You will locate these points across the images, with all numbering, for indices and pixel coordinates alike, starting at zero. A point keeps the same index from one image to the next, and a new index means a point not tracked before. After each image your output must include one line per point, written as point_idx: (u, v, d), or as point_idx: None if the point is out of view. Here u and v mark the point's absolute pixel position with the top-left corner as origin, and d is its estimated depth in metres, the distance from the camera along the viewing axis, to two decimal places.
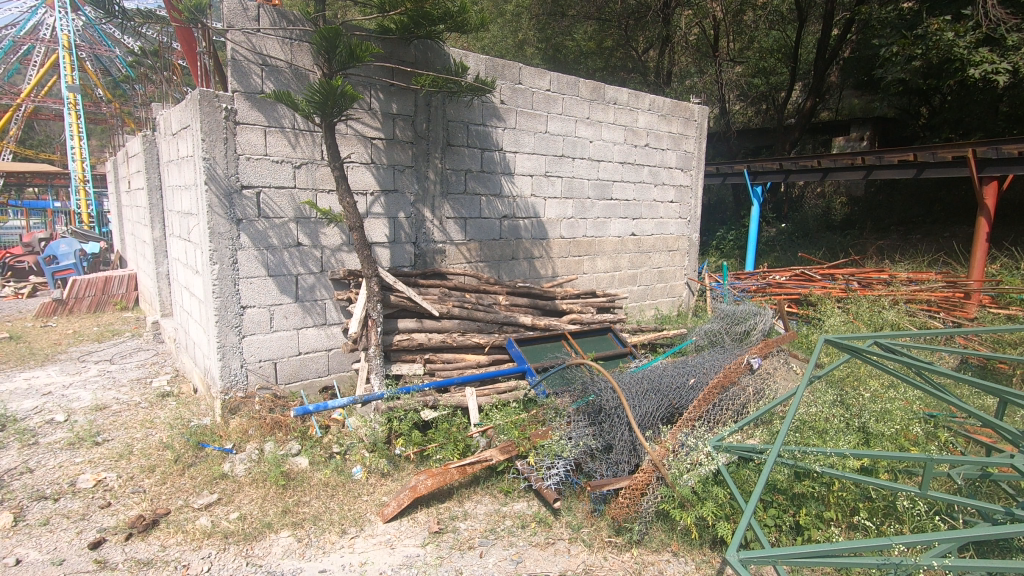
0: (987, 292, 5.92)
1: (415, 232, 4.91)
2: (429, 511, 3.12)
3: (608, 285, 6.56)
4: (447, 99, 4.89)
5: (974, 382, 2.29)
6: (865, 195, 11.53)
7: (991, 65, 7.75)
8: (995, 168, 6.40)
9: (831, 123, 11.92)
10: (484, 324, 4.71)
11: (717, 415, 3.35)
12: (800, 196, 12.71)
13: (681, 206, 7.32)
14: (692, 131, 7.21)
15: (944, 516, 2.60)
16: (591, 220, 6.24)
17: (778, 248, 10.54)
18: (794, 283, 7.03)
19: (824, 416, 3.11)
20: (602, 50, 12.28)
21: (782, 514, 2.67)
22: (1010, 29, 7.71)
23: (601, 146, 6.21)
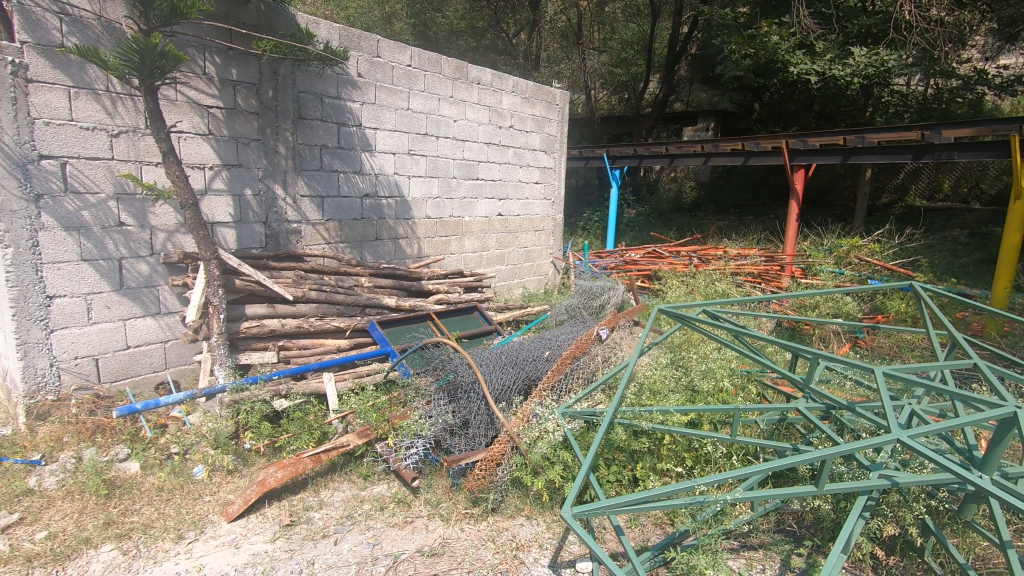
0: (798, 265, 6.90)
1: (266, 211, 4.55)
2: (280, 505, 2.96)
3: (475, 265, 6.64)
4: (296, 68, 4.57)
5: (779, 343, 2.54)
6: (708, 180, 12.82)
7: (805, 67, 8.87)
8: (804, 158, 7.43)
9: (681, 113, 13.06)
10: (344, 307, 4.55)
11: (568, 384, 3.59)
12: (656, 180, 13.79)
13: (546, 188, 7.55)
14: (554, 116, 7.46)
15: (751, 457, 3.03)
16: (457, 200, 6.24)
17: (635, 229, 11.37)
18: (646, 260, 7.68)
19: (659, 378, 3.48)
20: (473, 30, 12.27)
21: (622, 469, 2.99)
22: (817, 36, 8.81)
23: (466, 126, 6.21)
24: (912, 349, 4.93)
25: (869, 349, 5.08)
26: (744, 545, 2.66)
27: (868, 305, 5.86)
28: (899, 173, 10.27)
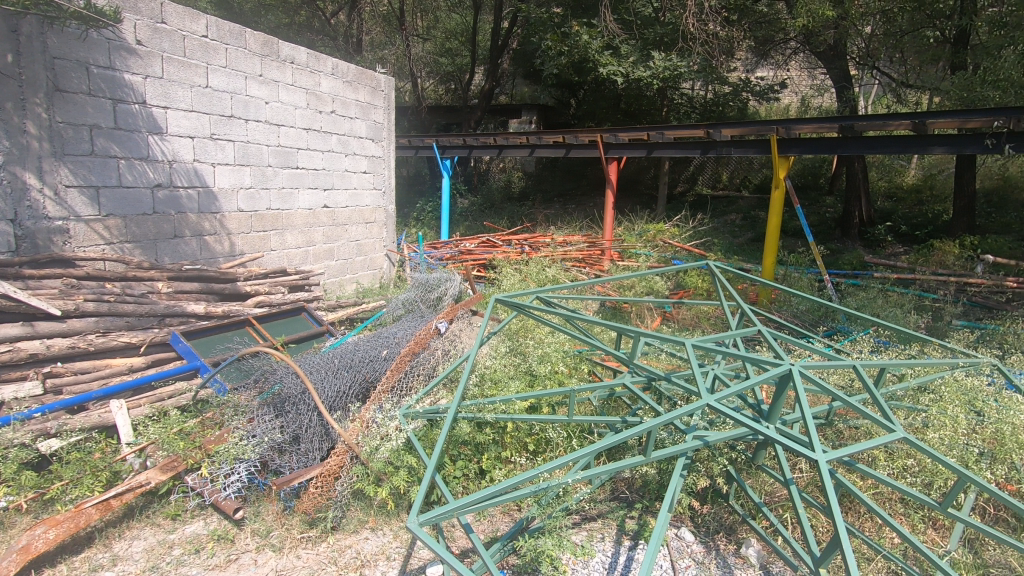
0: (615, 249, 7.57)
1: (13, 206, 3.63)
2: (54, 572, 2.39)
3: (300, 262, 6.10)
4: (45, 26, 3.69)
5: (608, 324, 2.65)
6: (534, 171, 13.46)
7: (612, 68, 9.70)
8: (616, 151, 8.13)
9: (506, 106, 13.52)
10: (135, 319, 3.85)
11: (409, 382, 3.50)
12: (486, 171, 14.09)
13: (374, 177, 7.19)
14: (380, 103, 7.13)
15: (587, 434, 3.22)
16: (274, 191, 5.65)
17: (468, 218, 11.50)
18: (480, 249, 7.81)
19: (499, 368, 3.54)
20: (284, 5, 11.25)
21: (468, 463, 3.02)
22: (621, 41, 9.75)
23: (279, 108, 5.61)
24: (708, 319, 5.69)
25: (675, 321, 5.76)
26: (585, 518, 2.81)
27: (673, 282, 6.63)
28: (689, 166, 11.84)
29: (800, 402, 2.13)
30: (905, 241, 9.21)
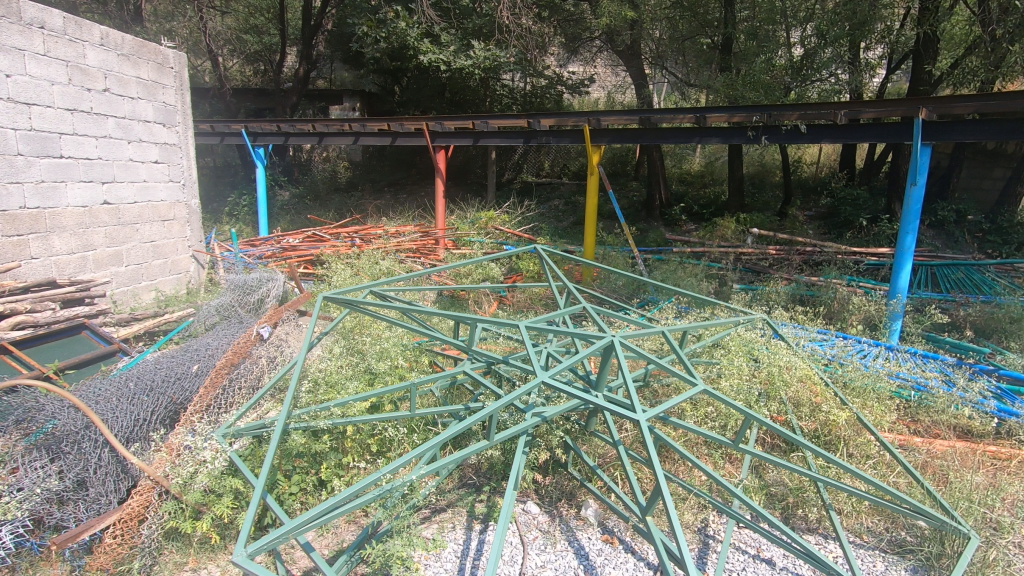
0: (449, 237, 7.60)
1: None
2: None
3: (75, 271, 5.10)
4: None
5: (447, 314, 2.59)
6: (361, 160, 12.91)
7: (434, 56, 9.64)
8: (442, 139, 8.12)
9: (325, 91, 12.73)
10: None
11: (230, 397, 3.14)
12: (308, 160, 13.15)
13: (169, 167, 6.16)
14: (169, 81, 6.08)
15: (431, 426, 3.18)
16: (29, 185, 4.67)
17: (290, 211, 10.63)
18: (306, 244, 7.28)
19: (334, 370, 3.33)
20: None
21: (305, 475, 2.84)
22: (440, 29, 9.71)
23: (28, 84, 4.60)
24: (540, 300, 6.02)
25: (511, 305, 5.98)
26: (434, 511, 2.79)
27: (507, 267, 6.86)
28: (514, 155, 12.34)
29: (622, 370, 2.35)
30: (695, 219, 10.70)
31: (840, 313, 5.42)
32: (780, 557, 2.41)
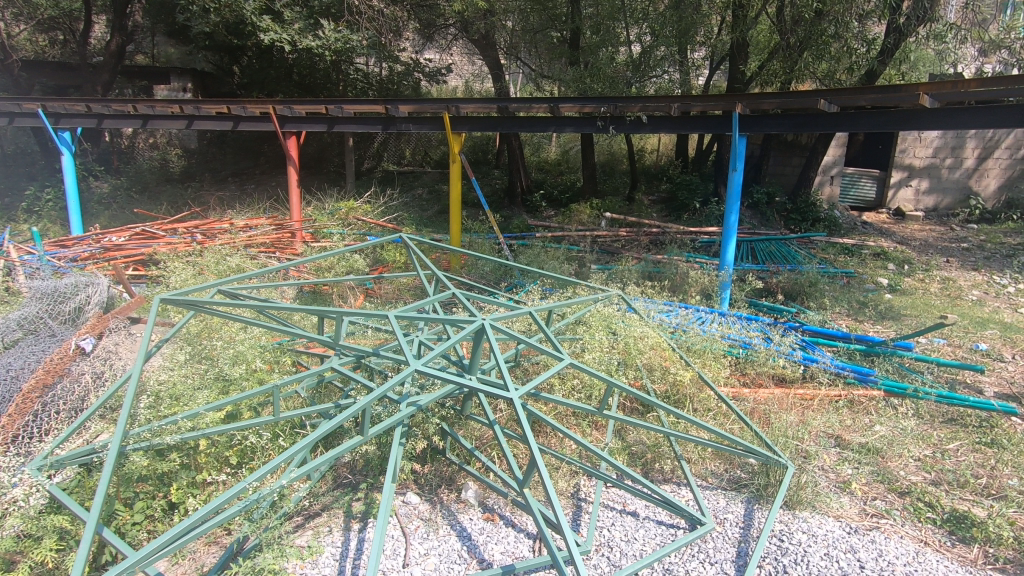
0: (306, 230, 7.16)
1: None
2: None
3: None
4: None
5: (310, 309, 2.43)
6: (198, 148, 11.59)
7: (275, 34, 8.87)
8: (293, 124, 7.57)
9: (147, 69, 11.19)
10: None
11: (43, 427, 2.85)
12: (130, 147, 11.48)
13: None
14: None
15: (299, 429, 2.99)
16: None
17: (111, 205, 9.22)
18: (135, 242, 6.40)
19: (179, 381, 3.00)
20: None
21: (152, 501, 2.55)
22: (283, 5, 8.98)
23: None
24: (408, 291, 5.92)
25: (378, 297, 5.80)
26: (307, 517, 2.66)
27: (372, 259, 6.63)
28: (373, 143, 11.97)
29: (494, 351, 2.41)
30: (554, 206, 11.22)
31: (681, 286, 6.05)
32: (642, 507, 2.65)
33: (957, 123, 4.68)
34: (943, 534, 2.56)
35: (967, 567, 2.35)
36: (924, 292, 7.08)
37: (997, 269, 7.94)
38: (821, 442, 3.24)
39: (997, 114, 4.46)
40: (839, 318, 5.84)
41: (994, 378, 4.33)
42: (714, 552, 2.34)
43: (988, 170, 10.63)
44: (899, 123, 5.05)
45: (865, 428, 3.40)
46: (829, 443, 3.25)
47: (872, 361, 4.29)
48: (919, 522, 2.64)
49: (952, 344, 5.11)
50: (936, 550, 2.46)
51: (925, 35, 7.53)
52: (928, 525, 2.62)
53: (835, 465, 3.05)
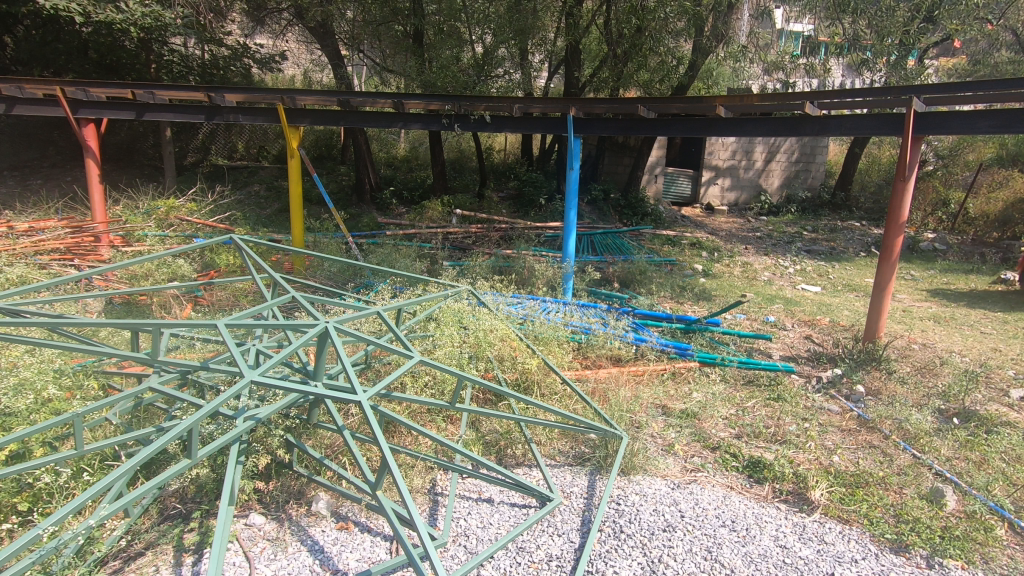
0: (115, 233, 6.22)
1: None
2: None
3: None
4: None
5: (117, 322, 2.13)
6: None
7: (61, 4, 7.56)
8: (89, 111, 6.50)
9: None
10: None
11: None
12: None
13: None
14: None
15: (111, 461, 2.62)
16: None
17: None
18: None
19: None
20: None
21: None
22: None
23: None
24: (245, 296, 5.45)
25: (209, 305, 5.24)
26: (128, 559, 2.33)
27: (199, 263, 5.97)
28: (197, 134, 10.68)
29: (341, 355, 2.33)
30: (405, 203, 11.09)
31: (529, 279, 6.36)
32: (496, 493, 2.75)
33: (745, 131, 5.48)
34: (744, 478, 3.04)
35: (761, 502, 2.80)
36: (729, 275, 8.29)
37: (782, 253, 9.57)
38: (651, 412, 3.65)
39: (773, 125, 5.31)
40: (664, 301, 6.59)
41: (780, 344, 5.23)
42: (562, 524, 2.52)
43: (773, 171, 12.73)
44: (702, 129, 5.81)
45: (685, 396, 3.91)
46: (657, 412, 3.67)
47: (691, 336, 4.92)
48: (727, 470, 3.09)
49: (750, 318, 6.06)
50: (739, 492, 2.90)
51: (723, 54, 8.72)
52: (734, 472, 3.08)
53: (662, 431, 3.45)
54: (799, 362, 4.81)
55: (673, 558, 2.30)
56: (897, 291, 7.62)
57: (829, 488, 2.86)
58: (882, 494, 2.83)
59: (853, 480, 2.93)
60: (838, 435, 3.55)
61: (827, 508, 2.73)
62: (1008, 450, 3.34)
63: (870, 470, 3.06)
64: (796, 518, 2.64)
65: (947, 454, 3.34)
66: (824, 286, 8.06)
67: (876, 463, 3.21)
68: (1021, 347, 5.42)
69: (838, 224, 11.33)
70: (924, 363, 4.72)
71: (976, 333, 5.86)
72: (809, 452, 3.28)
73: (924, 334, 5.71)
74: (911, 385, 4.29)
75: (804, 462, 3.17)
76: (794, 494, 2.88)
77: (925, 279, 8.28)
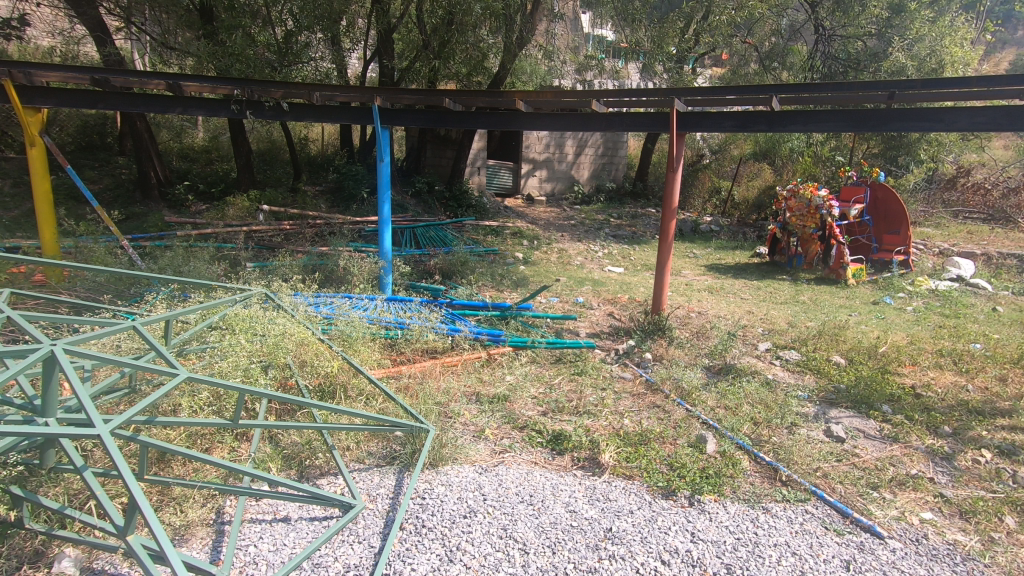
0: None
1: None
2: None
3: None
4: None
5: None
6: None
7: None
8: None
9: None
10: None
11: None
12: None
13: None
14: None
15: None
16: None
17: None
18: None
19: None
20: None
21: None
22: None
23: None
24: None
25: None
26: None
27: None
28: None
29: (74, 384, 1.95)
30: (203, 199, 9.86)
31: (344, 277, 6.05)
32: (294, 510, 2.56)
33: (543, 126, 5.80)
34: (547, 452, 3.22)
35: (559, 472, 3.00)
36: (546, 261, 8.82)
37: (592, 239, 10.44)
38: (463, 400, 3.70)
39: (567, 120, 5.69)
40: (484, 290, 6.76)
41: (586, 322, 5.69)
42: (363, 531, 2.42)
43: (582, 164, 13.81)
44: (505, 124, 6.02)
45: (498, 380, 4.05)
46: (469, 399, 3.74)
47: (505, 322, 5.12)
48: (533, 447, 3.26)
49: (562, 300, 6.51)
50: (542, 466, 3.07)
51: (537, 51, 9.51)
52: (538, 447, 3.26)
53: (474, 418, 3.52)
54: (601, 337, 5.27)
55: (471, 543, 2.35)
56: (682, 267, 8.78)
57: (617, 449, 3.17)
58: (659, 448, 3.21)
59: (637, 439, 3.27)
60: (629, 400, 3.96)
61: (614, 468, 3.02)
62: (755, 394, 4.02)
63: (651, 428, 3.45)
64: (587, 482, 2.88)
65: (712, 404, 3.91)
66: (627, 267, 8.98)
67: (657, 421, 3.63)
68: (767, 308, 6.60)
69: (638, 211, 12.70)
70: (698, 329, 5.49)
71: (738, 299, 6.99)
72: (604, 419, 3.60)
73: (700, 304, 6.65)
74: (687, 348, 4.97)
75: (599, 428, 3.48)
76: (589, 459, 3.14)
77: (703, 256, 9.66)
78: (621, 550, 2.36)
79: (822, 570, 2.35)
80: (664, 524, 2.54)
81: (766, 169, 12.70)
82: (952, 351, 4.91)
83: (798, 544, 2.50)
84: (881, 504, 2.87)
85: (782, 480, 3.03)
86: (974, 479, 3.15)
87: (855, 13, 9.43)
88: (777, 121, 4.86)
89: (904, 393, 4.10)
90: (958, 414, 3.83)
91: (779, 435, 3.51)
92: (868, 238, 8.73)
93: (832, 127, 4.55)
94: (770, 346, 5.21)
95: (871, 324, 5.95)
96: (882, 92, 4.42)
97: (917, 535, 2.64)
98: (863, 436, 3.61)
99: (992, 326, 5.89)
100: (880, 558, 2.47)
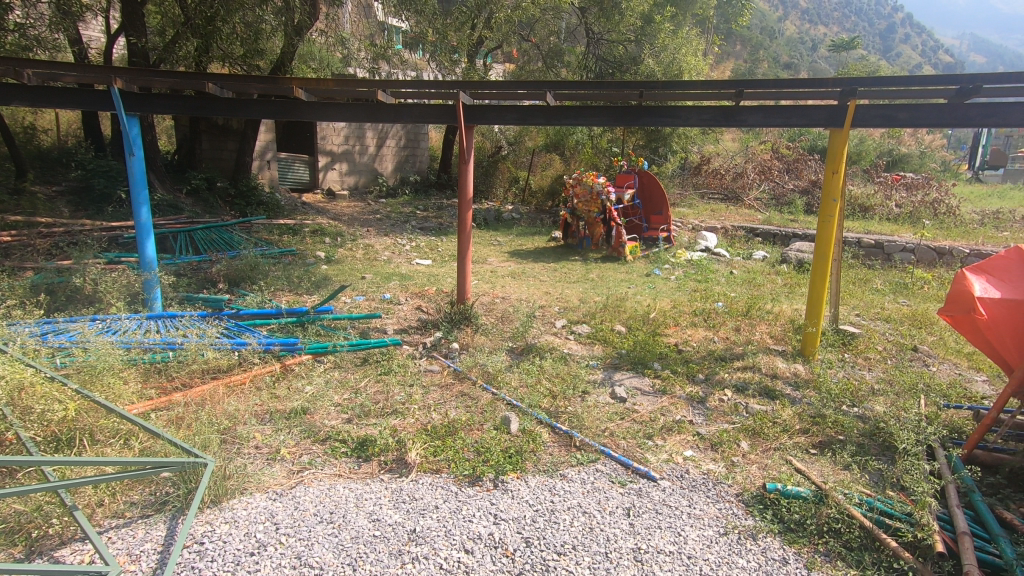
0: None
1: None
2: None
3: None
4: None
5: None
6: None
7: None
8: None
9: None
10: None
11: None
12: None
13: None
14: None
15: None
16: None
17: None
18: None
19: None
20: None
21: None
22: None
23: None
24: None
25: None
26: None
27: None
28: None
29: None
30: None
31: (92, 296, 5.01)
32: None
33: (328, 115, 5.42)
34: (353, 461, 3.06)
35: (365, 481, 2.86)
36: (351, 259, 8.41)
37: (399, 233, 10.25)
38: (253, 422, 3.33)
39: (354, 110, 5.40)
40: (280, 295, 6.17)
41: (394, 318, 5.55)
42: None
43: (384, 156, 13.47)
44: (286, 113, 5.48)
45: (295, 393, 3.73)
46: (260, 420, 3.37)
47: (302, 329, 4.74)
48: (336, 459, 3.07)
49: (367, 298, 6.27)
50: (346, 478, 2.90)
51: (321, 36, 8.91)
52: (342, 458, 3.07)
53: (267, 439, 3.19)
54: (409, 332, 5.19)
55: None
56: (487, 256, 9.09)
57: (423, 445, 3.13)
58: (465, 436, 3.25)
59: (444, 431, 3.28)
60: (437, 392, 3.96)
61: (421, 465, 2.98)
62: (552, 369, 4.34)
63: (457, 417, 3.49)
64: (393, 485, 2.80)
65: (515, 384, 4.10)
66: (434, 259, 9.01)
67: (464, 409, 3.69)
68: (562, 288, 7.18)
69: (443, 202, 12.82)
70: (502, 313, 5.74)
71: (537, 282, 7.47)
72: (411, 416, 3.54)
73: (503, 289, 6.96)
74: (491, 333, 5.15)
75: (406, 427, 3.41)
76: (396, 461, 3.05)
77: (506, 243, 10.14)
78: (424, 549, 2.34)
79: (607, 522, 2.62)
80: (468, 513, 2.59)
81: (556, 160, 13.79)
82: (703, 311, 5.88)
83: (588, 503, 2.75)
84: (655, 451, 3.30)
85: (576, 445, 3.30)
86: (721, 415, 3.81)
87: (616, 22, 10.59)
88: (553, 115, 5.21)
89: (670, 351, 4.80)
90: (707, 362, 4.61)
91: (574, 404, 3.83)
92: (639, 219, 10.03)
93: (597, 121, 5.03)
94: (565, 323, 5.66)
95: (645, 294, 6.85)
96: (635, 91, 5.02)
97: (682, 471, 3.10)
98: (641, 393, 4.13)
99: (730, 286, 7.20)
100: (654, 499, 2.84)
